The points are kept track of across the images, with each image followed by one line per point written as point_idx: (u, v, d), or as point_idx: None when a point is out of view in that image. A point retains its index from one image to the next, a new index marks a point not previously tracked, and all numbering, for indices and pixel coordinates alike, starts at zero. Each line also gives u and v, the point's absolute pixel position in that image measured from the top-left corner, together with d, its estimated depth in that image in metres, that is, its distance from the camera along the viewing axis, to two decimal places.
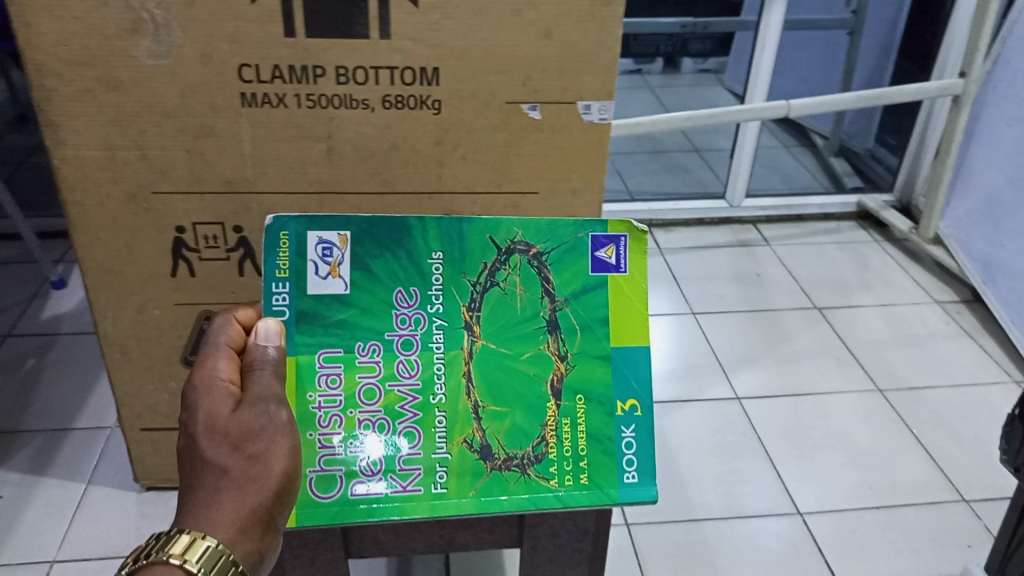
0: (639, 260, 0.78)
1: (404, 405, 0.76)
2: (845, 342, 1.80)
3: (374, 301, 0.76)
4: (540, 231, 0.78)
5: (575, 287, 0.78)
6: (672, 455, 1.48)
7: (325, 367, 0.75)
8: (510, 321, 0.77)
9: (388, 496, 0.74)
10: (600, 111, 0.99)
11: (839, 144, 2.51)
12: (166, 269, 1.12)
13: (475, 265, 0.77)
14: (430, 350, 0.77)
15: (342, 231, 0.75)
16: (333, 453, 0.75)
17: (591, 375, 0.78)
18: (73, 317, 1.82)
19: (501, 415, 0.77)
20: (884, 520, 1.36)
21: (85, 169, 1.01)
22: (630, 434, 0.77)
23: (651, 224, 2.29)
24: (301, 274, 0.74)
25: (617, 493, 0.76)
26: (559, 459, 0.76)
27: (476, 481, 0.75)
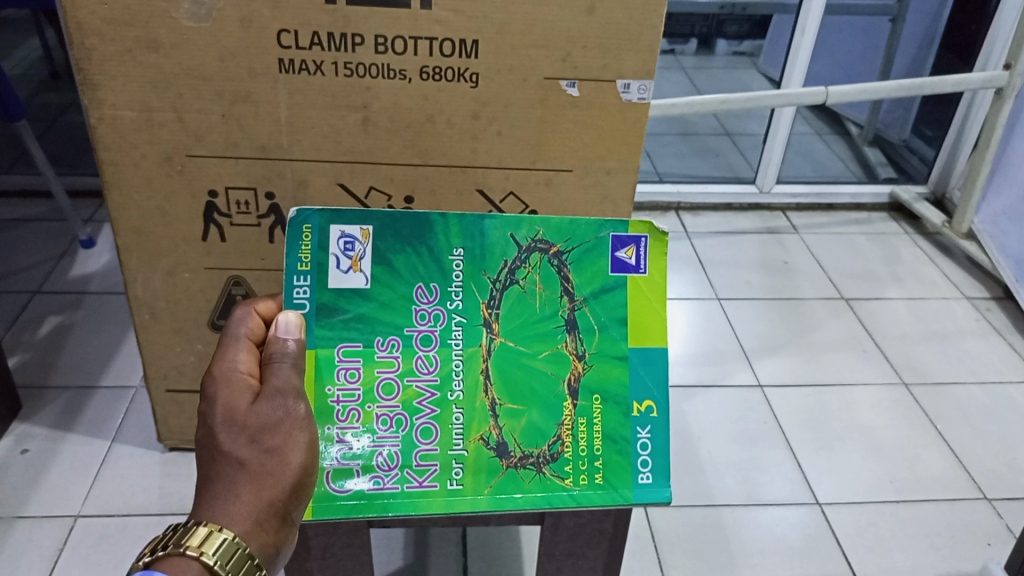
0: (658, 261, 0.78)
1: (422, 401, 0.76)
2: (871, 334, 1.78)
3: (394, 297, 0.76)
4: (561, 230, 0.77)
5: (594, 287, 0.77)
6: (693, 440, 1.48)
7: (344, 361, 0.75)
8: (529, 320, 0.77)
9: (404, 491, 0.75)
10: (640, 91, 1.00)
11: (873, 133, 2.47)
12: (197, 233, 1.14)
13: (496, 263, 0.77)
14: (449, 346, 0.77)
15: (364, 225, 0.75)
16: (350, 446, 0.75)
17: (607, 375, 0.78)
18: (102, 276, 1.84)
19: (518, 413, 0.77)
20: (904, 514, 1.35)
21: (120, 130, 1.02)
22: (646, 435, 0.77)
23: (679, 207, 2.27)
24: (323, 267, 0.75)
25: (632, 494, 0.76)
26: (574, 459, 0.77)
27: (492, 478, 0.76)
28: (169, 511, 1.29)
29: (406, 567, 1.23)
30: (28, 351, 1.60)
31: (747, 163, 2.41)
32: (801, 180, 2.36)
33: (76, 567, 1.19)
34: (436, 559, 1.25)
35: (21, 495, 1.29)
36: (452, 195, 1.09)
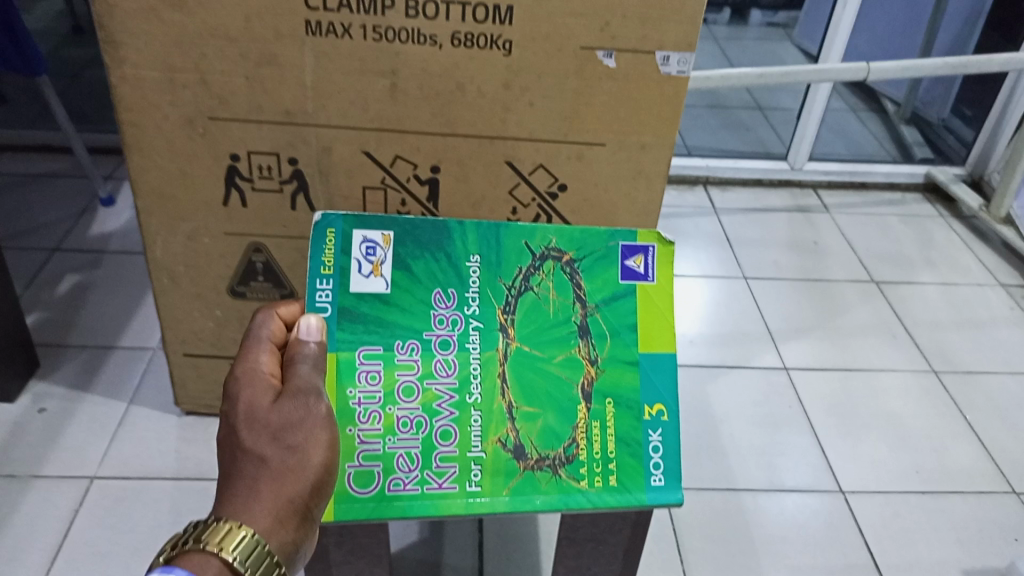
0: (665, 269, 0.80)
1: (441, 403, 0.75)
2: (901, 320, 1.74)
3: (413, 301, 0.77)
4: (573, 240, 0.80)
5: (605, 294, 0.79)
6: (715, 422, 1.45)
7: (365, 364, 0.75)
8: (544, 325, 0.78)
9: (423, 493, 0.73)
10: (679, 63, 0.96)
11: (911, 111, 2.41)
12: (218, 198, 1.11)
13: (510, 269, 0.79)
14: (467, 350, 0.76)
15: (385, 231, 0.77)
16: (372, 449, 0.73)
17: (620, 380, 0.78)
18: (121, 236, 1.82)
19: (534, 416, 0.76)
20: (929, 506, 1.33)
21: (143, 90, 1.00)
22: (657, 437, 0.77)
23: (708, 181, 2.22)
24: (345, 271, 0.76)
25: (645, 495, 0.75)
26: (589, 461, 0.76)
27: (510, 480, 0.74)
28: (185, 476, 1.28)
29: (420, 541, 1.23)
30: (48, 309, 1.59)
31: (779, 139, 2.35)
32: (833, 157, 2.30)
33: (92, 529, 1.18)
34: (451, 534, 1.24)
35: (38, 454, 1.29)
36: (479, 166, 1.07)
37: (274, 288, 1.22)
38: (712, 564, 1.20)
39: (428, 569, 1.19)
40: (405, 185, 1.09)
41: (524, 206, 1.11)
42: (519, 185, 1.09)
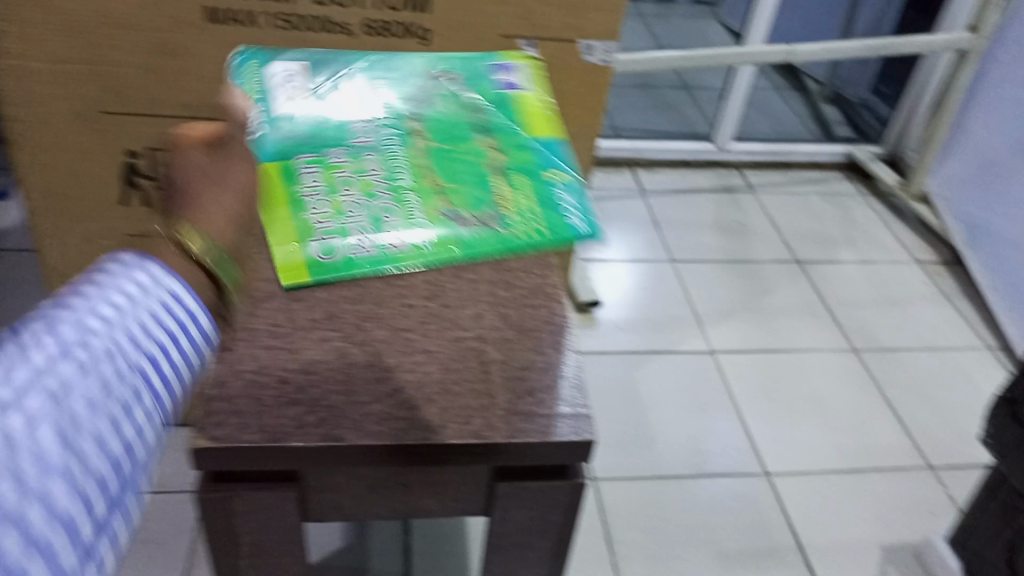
0: (539, 81, 0.85)
1: (376, 186, 0.74)
2: (823, 298, 1.77)
3: (335, 121, 0.79)
4: (458, 65, 0.85)
5: (492, 95, 0.82)
6: (644, 408, 1.45)
7: (305, 166, 0.75)
8: (445, 121, 0.80)
9: (376, 253, 0.69)
10: (603, 53, 0.96)
11: (833, 91, 2.46)
12: (114, 197, 1.04)
13: (410, 87, 0.82)
14: (383, 149, 0.77)
15: (307, 85, 0.81)
16: (326, 226, 0.70)
17: (523, 157, 0.77)
18: (19, 233, 1.71)
19: (456, 187, 0.75)
20: (852, 484, 1.35)
21: (29, 82, 0.92)
22: (568, 199, 0.75)
23: (635, 163, 2.21)
24: (277, 103, 0.78)
25: (567, 233, 0.72)
26: (513, 215, 0.73)
27: (448, 232, 0.71)
28: None
29: (346, 546, 1.19)
30: None
31: (705, 119, 2.36)
32: (758, 137, 2.32)
33: None
34: (378, 538, 1.21)
35: None
36: None
37: None
38: (642, 555, 1.20)
39: None
40: None
41: None
42: None
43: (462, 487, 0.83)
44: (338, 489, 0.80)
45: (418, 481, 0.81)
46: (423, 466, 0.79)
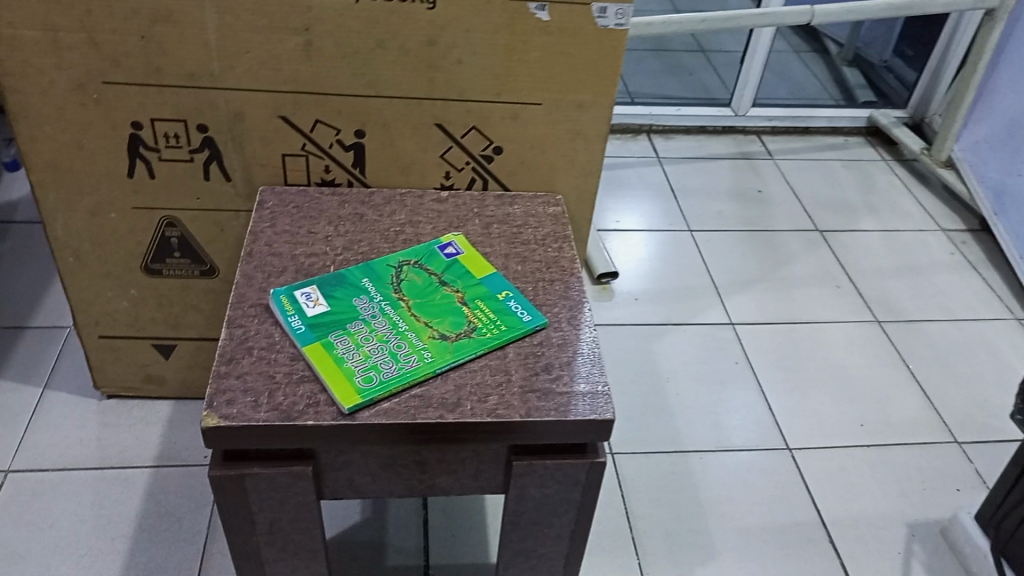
0: (470, 246, 0.96)
1: (379, 333, 0.82)
2: (845, 268, 1.73)
3: (334, 296, 0.86)
4: (411, 253, 0.94)
5: (443, 264, 0.92)
6: (662, 381, 1.43)
7: (328, 333, 0.81)
8: (420, 290, 0.88)
9: (404, 370, 0.78)
10: (617, 15, 0.94)
11: (853, 53, 2.39)
12: (123, 169, 1.02)
13: (382, 272, 0.90)
14: (374, 314, 0.85)
15: (312, 284, 0.87)
16: (357, 367, 0.78)
17: (478, 289, 0.90)
18: (28, 204, 1.70)
19: (440, 324, 0.84)
20: (875, 459, 1.33)
21: (24, 52, 0.90)
22: (515, 303, 0.88)
23: (651, 129, 2.17)
24: (297, 305, 0.84)
25: (522, 325, 0.85)
26: (483, 327, 0.84)
27: (449, 350, 0.81)
28: (108, 465, 1.21)
29: (363, 521, 1.19)
30: None
31: (722, 84, 2.30)
32: (778, 102, 2.26)
33: (8, 528, 1.11)
34: (394, 513, 1.20)
35: None
36: (407, 129, 1.02)
37: (192, 264, 1.13)
38: (661, 530, 1.18)
39: (372, 550, 1.15)
40: (328, 151, 1.03)
41: (458, 169, 1.07)
42: (451, 148, 1.04)
43: (479, 464, 0.82)
44: (352, 466, 0.80)
45: (433, 458, 0.80)
46: (438, 444, 0.77)
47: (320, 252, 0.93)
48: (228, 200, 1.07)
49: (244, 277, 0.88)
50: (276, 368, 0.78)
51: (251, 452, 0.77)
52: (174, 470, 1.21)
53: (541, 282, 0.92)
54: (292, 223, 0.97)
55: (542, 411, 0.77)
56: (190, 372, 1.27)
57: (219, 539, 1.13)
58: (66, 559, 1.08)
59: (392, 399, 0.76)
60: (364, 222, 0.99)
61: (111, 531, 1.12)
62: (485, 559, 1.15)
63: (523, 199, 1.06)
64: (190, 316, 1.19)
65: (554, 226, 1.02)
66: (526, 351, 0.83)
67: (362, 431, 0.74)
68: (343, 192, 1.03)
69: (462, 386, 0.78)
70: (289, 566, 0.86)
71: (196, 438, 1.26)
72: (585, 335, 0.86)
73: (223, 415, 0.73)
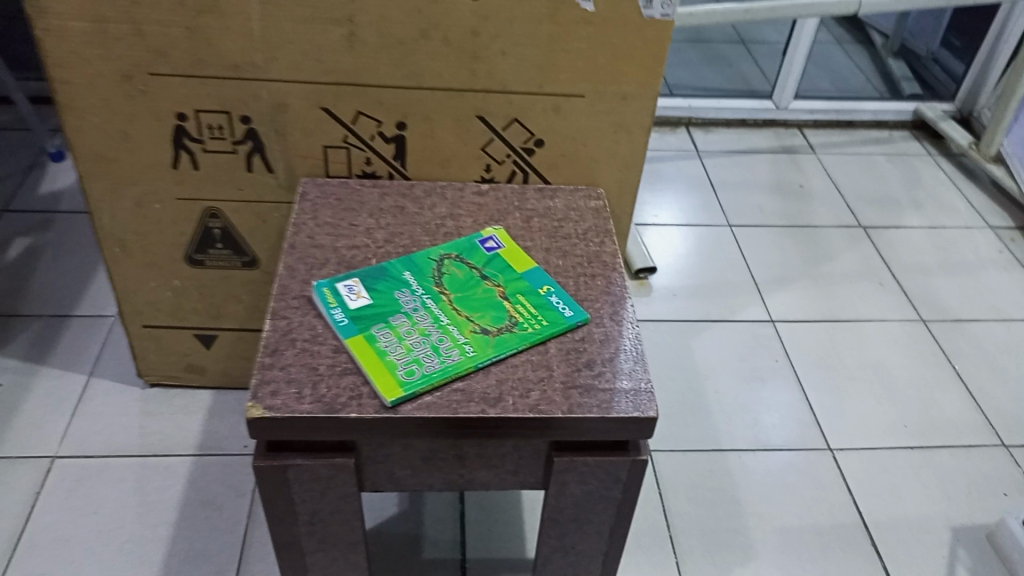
0: (511, 240, 0.95)
1: (421, 326, 0.82)
2: (888, 265, 1.70)
3: (376, 290, 0.86)
4: (450, 247, 0.93)
5: (484, 258, 0.92)
6: (700, 378, 1.41)
7: (371, 326, 0.81)
8: (462, 284, 0.88)
9: (447, 363, 0.78)
10: (663, 6, 0.92)
11: (899, 44, 2.34)
12: (167, 160, 1.03)
13: (423, 266, 0.90)
14: (416, 307, 0.84)
15: (354, 277, 0.87)
16: (400, 359, 0.78)
17: (520, 284, 0.89)
18: (73, 194, 1.73)
19: (482, 318, 0.84)
20: (919, 461, 1.30)
21: (72, 43, 0.91)
22: (557, 297, 0.87)
23: (690, 122, 2.14)
24: (340, 299, 0.84)
25: (565, 319, 0.84)
26: (526, 321, 0.84)
27: (491, 344, 0.80)
28: (151, 452, 1.23)
29: (400, 513, 1.19)
30: None
31: (763, 76, 2.27)
32: (820, 95, 2.22)
33: (55, 512, 1.13)
34: (431, 506, 1.20)
35: None
36: (449, 121, 1.01)
37: (234, 255, 1.14)
38: (699, 529, 1.17)
39: (409, 542, 1.15)
40: (370, 143, 1.03)
41: (499, 162, 1.06)
42: (493, 141, 1.04)
43: (520, 460, 0.81)
44: (393, 459, 0.80)
45: (474, 453, 0.80)
46: (479, 439, 0.77)
47: (362, 245, 0.93)
48: (270, 192, 1.07)
49: (286, 269, 0.88)
50: (318, 360, 0.78)
51: (294, 444, 0.77)
52: (214, 458, 1.23)
53: (583, 277, 0.92)
54: (333, 215, 0.97)
55: (584, 407, 0.76)
56: (230, 362, 1.29)
57: (258, 528, 1.14)
58: (110, 544, 1.10)
59: (433, 393, 0.76)
60: (404, 214, 0.98)
61: (153, 517, 1.14)
62: (521, 554, 1.15)
63: (563, 192, 1.05)
64: (231, 306, 1.20)
65: (596, 220, 1.01)
66: (568, 347, 0.82)
67: (403, 425, 0.74)
68: (384, 184, 1.03)
69: (504, 381, 0.78)
70: (329, 557, 0.87)
71: (236, 427, 1.27)
72: (628, 331, 0.85)
73: (267, 407, 0.73)
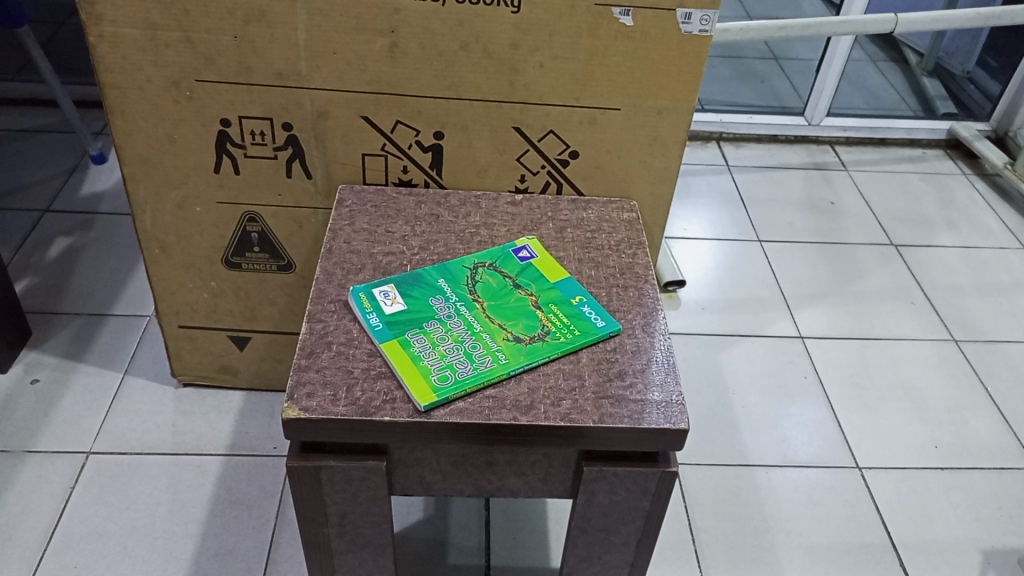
0: (543, 250, 0.96)
1: (455, 334, 0.83)
2: (921, 284, 1.69)
3: (412, 297, 0.87)
4: (484, 255, 0.94)
5: (517, 268, 0.93)
6: (727, 393, 1.41)
7: (406, 331, 0.82)
8: (497, 293, 0.89)
9: (480, 370, 0.78)
10: (701, 22, 0.93)
11: (934, 63, 2.31)
12: (209, 164, 1.05)
13: (459, 273, 0.91)
14: (451, 314, 0.85)
15: (391, 283, 0.88)
16: (434, 365, 0.79)
17: (553, 293, 0.90)
18: (112, 196, 1.77)
19: (514, 325, 0.85)
20: (949, 483, 1.29)
21: (124, 49, 0.93)
22: (588, 308, 0.88)
23: (721, 137, 2.15)
24: (377, 304, 0.85)
25: (596, 330, 0.85)
26: (558, 330, 0.85)
27: (523, 351, 0.81)
28: (183, 451, 1.25)
29: (426, 519, 1.20)
30: (37, 275, 1.54)
31: (796, 92, 2.26)
32: (853, 112, 2.21)
33: (88, 507, 1.15)
34: (457, 512, 1.21)
35: (31, 428, 1.25)
36: (485, 132, 1.03)
37: (270, 258, 1.16)
38: (724, 544, 1.17)
39: (435, 548, 1.16)
40: (407, 152, 1.04)
41: (533, 173, 1.07)
42: (528, 152, 1.05)
43: (549, 468, 0.82)
44: (424, 464, 0.81)
45: (503, 459, 0.80)
46: (509, 446, 0.78)
47: (397, 251, 0.94)
48: (308, 198, 1.09)
49: (323, 273, 0.90)
50: (354, 364, 0.79)
51: (327, 445, 0.78)
52: (245, 459, 1.24)
53: (615, 288, 0.92)
54: (370, 221, 0.98)
55: (615, 418, 0.76)
56: (262, 364, 1.31)
57: (286, 529, 1.15)
58: (141, 539, 1.12)
59: (466, 399, 0.77)
60: (439, 222, 1.00)
61: (184, 515, 1.16)
62: (545, 563, 1.15)
63: (597, 204, 1.06)
64: (265, 309, 1.22)
65: (629, 232, 1.01)
66: (600, 357, 0.83)
67: (436, 429, 0.75)
68: (420, 192, 1.05)
69: (536, 389, 0.78)
70: (358, 559, 0.88)
71: (267, 428, 1.29)
72: (660, 343, 0.85)
73: (303, 408, 0.74)
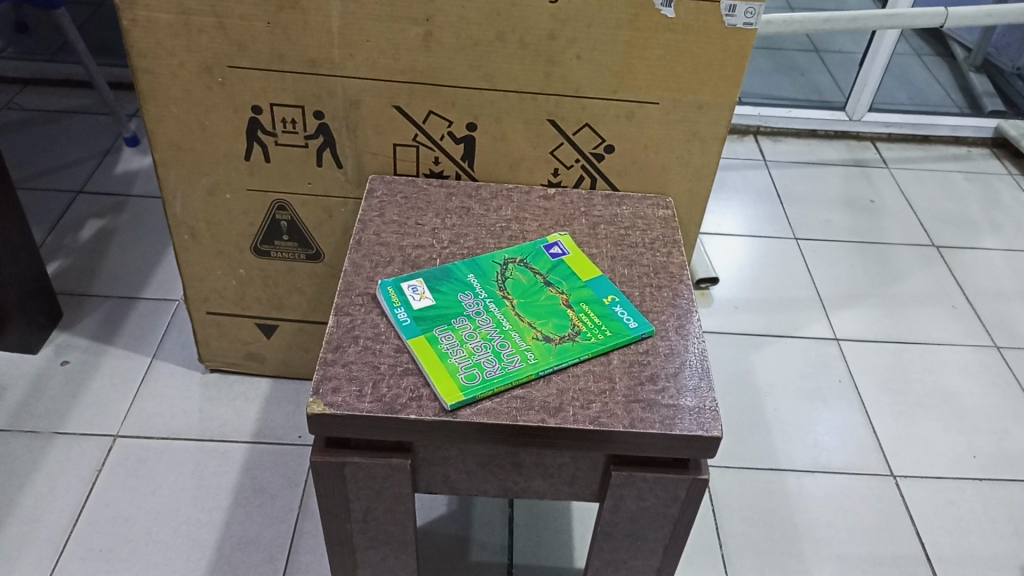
0: (575, 247, 0.94)
1: (483, 333, 0.81)
2: (963, 288, 1.64)
3: (441, 292, 0.85)
4: (515, 250, 0.92)
5: (548, 266, 0.90)
6: (759, 395, 1.38)
7: (434, 326, 0.81)
8: (528, 289, 0.87)
9: (509, 369, 0.77)
10: (746, 14, 0.90)
11: (983, 58, 2.25)
12: (240, 151, 1.04)
13: (490, 269, 0.89)
14: (481, 312, 0.83)
15: (421, 278, 0.86)
16: (462, 363, 0.77)
17: (584, 292, 0.87)
18: (145, 178, 1.78)
19: (544, 322, 0.83)
20: (987, 494, 1.25)
21: (156, 34, 0.93)
22: (620, 307, 0.86)
23: (759, 131, 2.10)
24: (405, 299, 0.83)
25: (628, 331, 0.82)
26: (589, 330, 0.83)
27: (553, 351, 0.79)
28: (209, 437, 1.25)
29: (449, 514, 1.19)
30: (69, 256, 1.54)
31: (837, 87, 2.21)
32: (896, 108, 2.15)
33: (115, 491, 1.16)
34: (481, 507, 1.20)
35: (61, 410, 1.26)
36: (519, 124, 1.00)
37: (299, 247, 1.15)
38: (752, 550, 1.14)
39: (457, 544, 1.15)
40: (439, 143, 1.02)
41: (567, 167, 1.05)
42: (562, 145, 1.03)
43: (577, 470, 0.80)
44: (448, 463, 0.79)
45: (530, 461, 0.79)
46: (536, 448, 0.76)
47: (427, 244, 0.93)
48: (339, 187, 1.07)
49: (352, 265, 0.88)
50: (381, 359, 0.77)
51: (351, 442, 0.77)
52: (269, 447, 1.24)
53: (648, 288, 0.90)
54: (400, 213, 0.97)
55: (646, 423, 0.74)
56: (290, 352, 1.30)
57: (309, 519, 1.15)
58: (166, 525, 1.12)
59: (493, 399, 0.75)
60: (470, 215, 0.98)
61: (208, 502, 1.16)
62: (569, 564, 1.14)
63: (631, 199, 1.04)
64: (293, 298, 1.22)
65: (664, 230, 0.99)
66: (632, 358, 0.80)
67: (463, 430, 0.73)
68: (451, 183, 1.03)
69: (566, 391, 0.76)
70: (379, 555, 0.87)
71: (292, 417, 1.29)
72: (694, 346, 0.83)
73: (329, 403, 0.73)
